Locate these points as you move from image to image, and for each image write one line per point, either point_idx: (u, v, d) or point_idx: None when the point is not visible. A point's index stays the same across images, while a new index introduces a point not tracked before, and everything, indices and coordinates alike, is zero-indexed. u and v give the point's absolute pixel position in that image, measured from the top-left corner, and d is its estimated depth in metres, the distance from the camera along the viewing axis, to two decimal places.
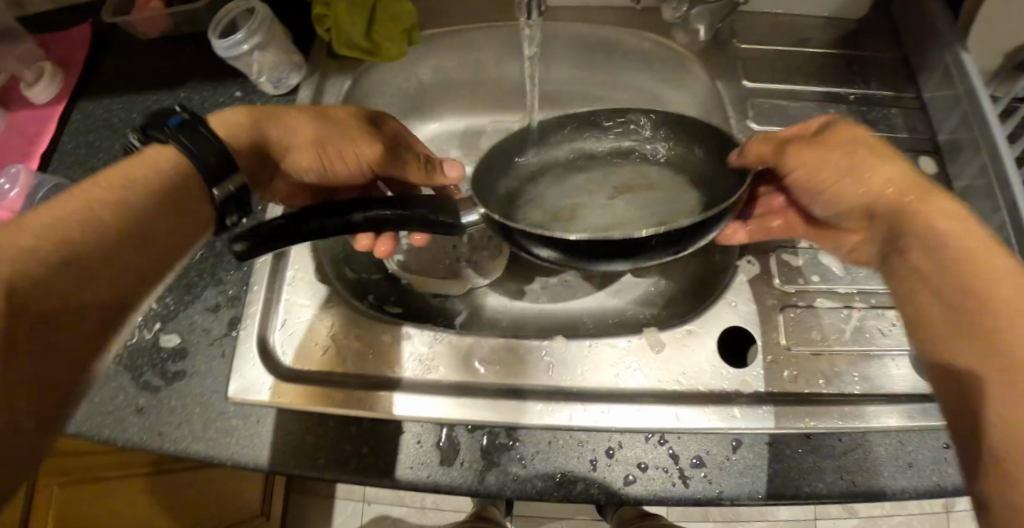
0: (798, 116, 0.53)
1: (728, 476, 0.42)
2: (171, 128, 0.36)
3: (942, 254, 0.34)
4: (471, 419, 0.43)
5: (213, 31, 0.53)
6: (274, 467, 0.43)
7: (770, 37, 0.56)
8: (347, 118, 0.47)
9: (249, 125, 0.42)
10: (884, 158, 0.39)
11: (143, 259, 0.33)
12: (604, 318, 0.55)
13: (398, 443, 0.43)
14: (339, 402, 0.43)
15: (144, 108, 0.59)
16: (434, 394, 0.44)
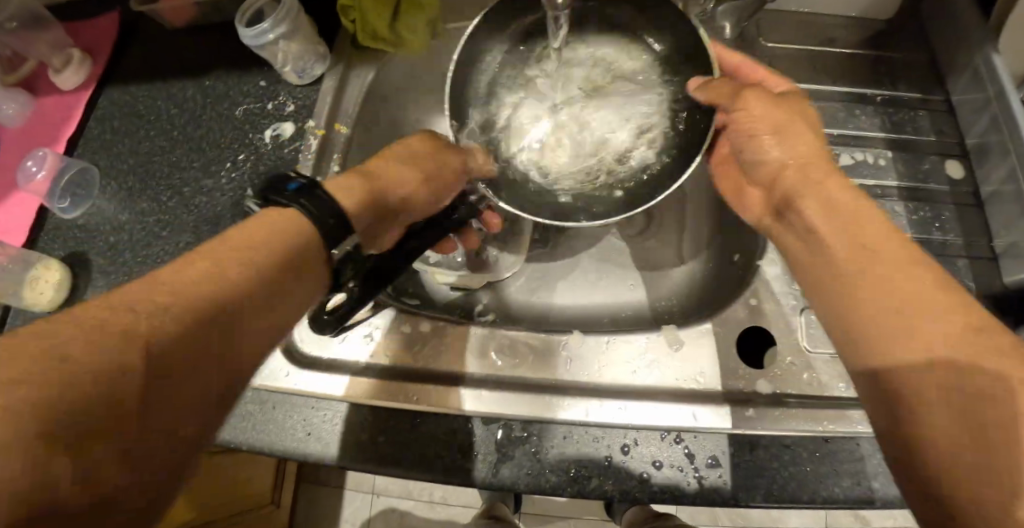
0: (822, 117, 0.52)
1: (745, 477, 0.41)
2: (291, 192, 0.34)
3: (867, 255, 0.34)
4: (498, 413, 0.43)
5: (240, 20, 0.53)
6: (288, 453, 0.43)
7: (795, 36, 0.56)
8: (426, 148, 0.46)
9: (362, 189, 0.38)
10: (797, 132, 0.41)
11: (259, 332, 0.30)
12: (621, 317, 0.55)
13: (411, 433, 0.43)
14: (381, 391, 0.45)
15: (170, 95, 0.60)
16: (473, 389, 0.44)
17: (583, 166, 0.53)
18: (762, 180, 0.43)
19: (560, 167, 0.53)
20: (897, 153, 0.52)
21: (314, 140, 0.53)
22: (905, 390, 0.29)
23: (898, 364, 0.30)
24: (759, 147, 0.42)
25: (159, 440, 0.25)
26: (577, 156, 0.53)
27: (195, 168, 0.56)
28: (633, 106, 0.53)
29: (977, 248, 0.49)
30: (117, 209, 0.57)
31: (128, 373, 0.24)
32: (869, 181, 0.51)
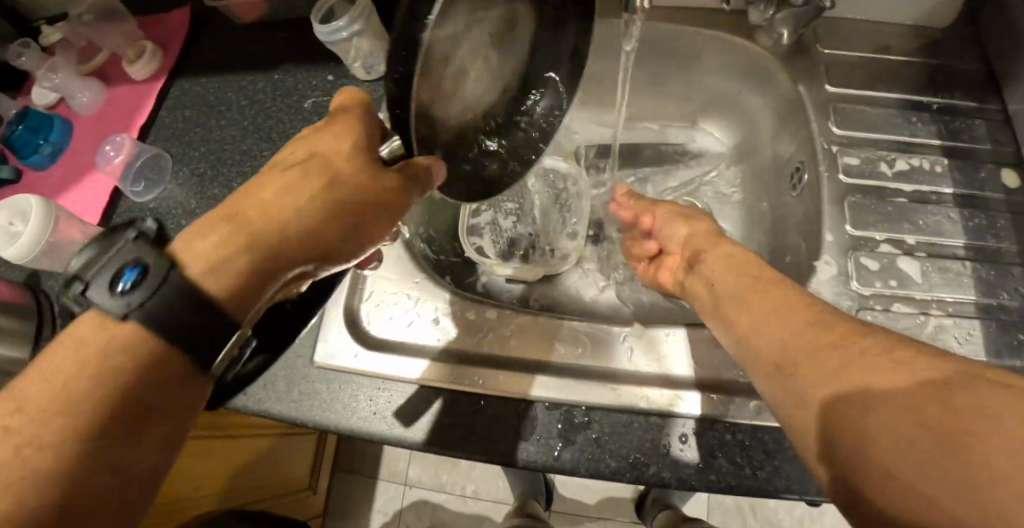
0: (880, 123, 0.53)
1: (799, 470, 0.42)
2: (128, 271, 0.32)
3: (749, 306, 0.40)
4: (574, 399, 0.44)
5: (314, 17, 0.55)
6: (357, 430, 0.45)
7: (853, 43, 0.57)
8: (329, 147, 0.38)
9: (213, 247, 0.34)
10: (689, 224, 0.52)
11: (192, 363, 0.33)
12: (669, 311, 0.57)
13: (479, 416, 0.45)
14: (443, 373, 0.46)
15: (239, 88, 0.63)
16: (540, 376, 0.45)
17: (469, 125, 0.43)
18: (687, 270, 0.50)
19: (447, 121, 0.39)
20: (952, 160, 0.52)
21: None
22: (872, 439, 0.29)
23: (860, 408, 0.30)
24: (670, 228, 0.53)
25: (115, 474, 0.31)
26: (471, 107, 0.42)
27: (263, 157, 0.59)
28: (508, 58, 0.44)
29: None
30: (187, 194, 0.59)
31: (98, 428, 0.31)
32: (925, 187, 0.51)
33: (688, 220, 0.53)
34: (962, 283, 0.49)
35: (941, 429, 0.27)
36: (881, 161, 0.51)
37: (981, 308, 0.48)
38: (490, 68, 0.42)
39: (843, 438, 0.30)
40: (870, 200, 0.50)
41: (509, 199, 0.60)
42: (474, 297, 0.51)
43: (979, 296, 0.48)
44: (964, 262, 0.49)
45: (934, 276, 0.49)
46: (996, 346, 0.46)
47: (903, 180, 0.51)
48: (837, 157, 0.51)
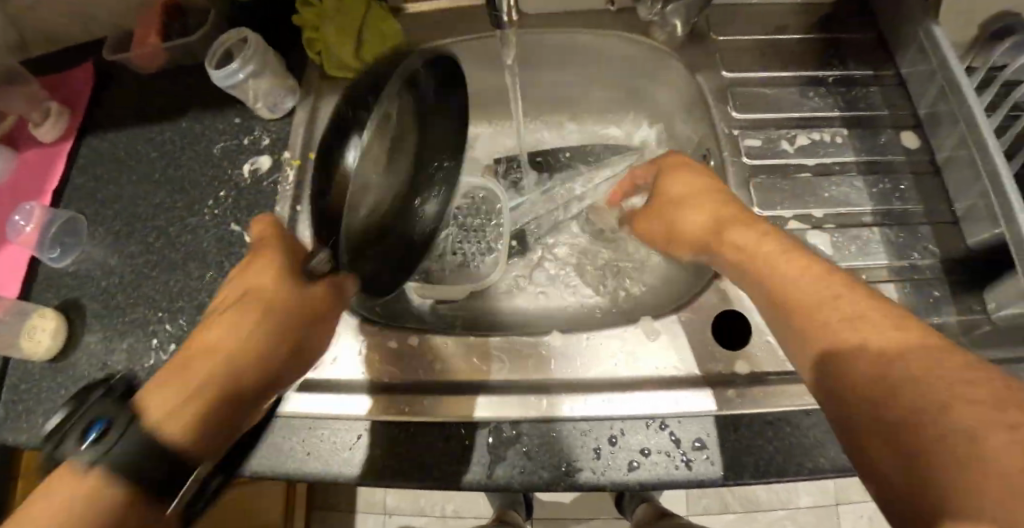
0: (778, 102, 0.54)
1: (729, 455, 0.42)
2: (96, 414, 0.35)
3: (827, 301, 0.35)
4: (500, 416, 0.44)
5: (209, 62, 0.55)
6: (292, 474, 0.44)
7: (747, 27, 0.58)
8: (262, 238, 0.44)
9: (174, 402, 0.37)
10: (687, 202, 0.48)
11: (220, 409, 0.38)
12: (603, 313, 0.56)
13: (409, 445, 0.44)
14: (373, 405, 0.45)
15: (148, 140, 0.62)
16: (468, 396, 0.46)
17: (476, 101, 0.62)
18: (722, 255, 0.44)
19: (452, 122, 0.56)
20: (851, 130, 0.53)
21: (291, 171, 0.55)
22: (892, 406, 0.28)
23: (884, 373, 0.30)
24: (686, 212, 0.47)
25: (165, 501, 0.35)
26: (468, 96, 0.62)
27: (178, 208, 0.58)
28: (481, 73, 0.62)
29: (940, 214, 0.51)
30: (105, 255, 0.58)
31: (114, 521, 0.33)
32: (827, 159, 0.52)
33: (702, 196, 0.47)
34: (875, 249, 0.50)
35: (937, 417, 0.27)
36: (781, 139, 0.52)
37: (895, 271, 0.49)
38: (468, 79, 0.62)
39: (859, 415, 0.30)
40: (774, 179, 0.51)
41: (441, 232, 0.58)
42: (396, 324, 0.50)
43: (893, 259, 0.50)
44: (874, 229, 0.50)
45: (846, 246, 0.50)
46: (911, 306, 0.48)
47: (805, 155, 0.52)
48: (739, 141, 0.52)
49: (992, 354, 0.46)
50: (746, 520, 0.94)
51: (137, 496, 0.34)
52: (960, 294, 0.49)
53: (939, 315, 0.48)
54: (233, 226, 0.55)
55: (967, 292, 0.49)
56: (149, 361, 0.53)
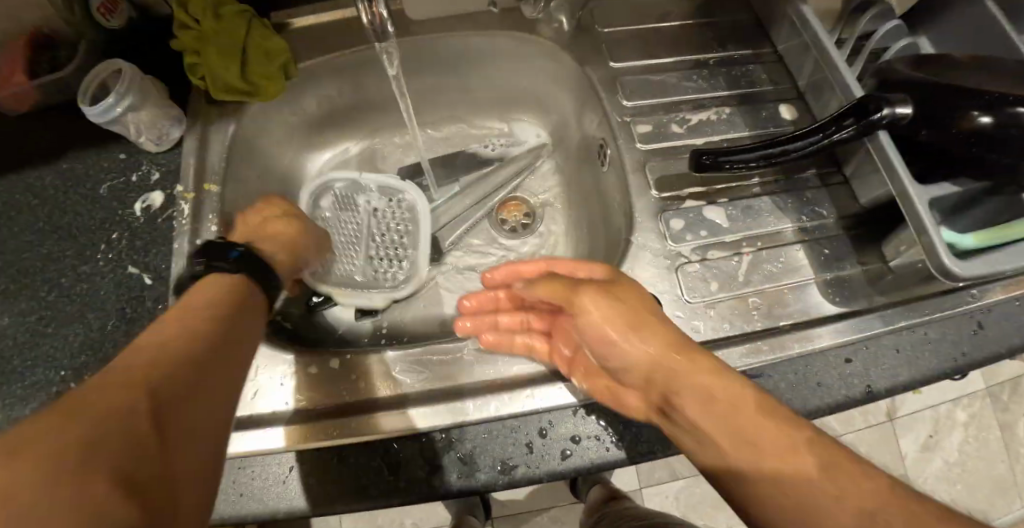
0: (665, 88, 0.56)
1: (654, 430, 0.45)
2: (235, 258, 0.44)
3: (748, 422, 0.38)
4: (444, 422, 0.45)
5: (82, 97, 0.52)
6: (254, 512, 0.43)
7: (631, 17, 0.59)
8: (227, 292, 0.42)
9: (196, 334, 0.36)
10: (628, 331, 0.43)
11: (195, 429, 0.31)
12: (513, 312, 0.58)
13: (360, 466, 0.44)
14: (296, 435, 0.45)
15: (27, 186, 0.58)
16: (407, 409, 0.46)
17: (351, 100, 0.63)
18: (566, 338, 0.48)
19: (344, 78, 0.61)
20: (740, 107, 0.56)
21: (185, 204, 0.53)
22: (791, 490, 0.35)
23: (692, 405, 0.40)
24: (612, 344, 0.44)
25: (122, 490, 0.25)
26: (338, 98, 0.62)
27: (67, 256, 0.54)
28: (578, 194, 0.62)
29: (831, 176, 0.56)
30: None
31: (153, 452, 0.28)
32: (716, 137, 0.54)
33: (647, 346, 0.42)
34: (767, 217, 0.53)
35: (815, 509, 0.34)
36: (672, 122, 0.54)
37: (795, 236, 0.53)
38: (338, 80, 0.60)
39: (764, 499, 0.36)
40: (666, 160, 0.53)
41: (100, 110, 0.50)
42: (321, 337, 0.55)
43: (793, 222, 0.54)
44: (763, 197, 0.54)
45: (741, 218, 0.53)
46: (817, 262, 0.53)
47: (696, 135, 0.54)
48: (632, 127, 0.54)
49: (885, 300, 0.51)
50: (694, 483, 1.00)
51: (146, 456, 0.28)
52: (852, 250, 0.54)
53: (836, 269, 0.53)
54: (131, 269, 0.52)
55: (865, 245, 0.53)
56: None
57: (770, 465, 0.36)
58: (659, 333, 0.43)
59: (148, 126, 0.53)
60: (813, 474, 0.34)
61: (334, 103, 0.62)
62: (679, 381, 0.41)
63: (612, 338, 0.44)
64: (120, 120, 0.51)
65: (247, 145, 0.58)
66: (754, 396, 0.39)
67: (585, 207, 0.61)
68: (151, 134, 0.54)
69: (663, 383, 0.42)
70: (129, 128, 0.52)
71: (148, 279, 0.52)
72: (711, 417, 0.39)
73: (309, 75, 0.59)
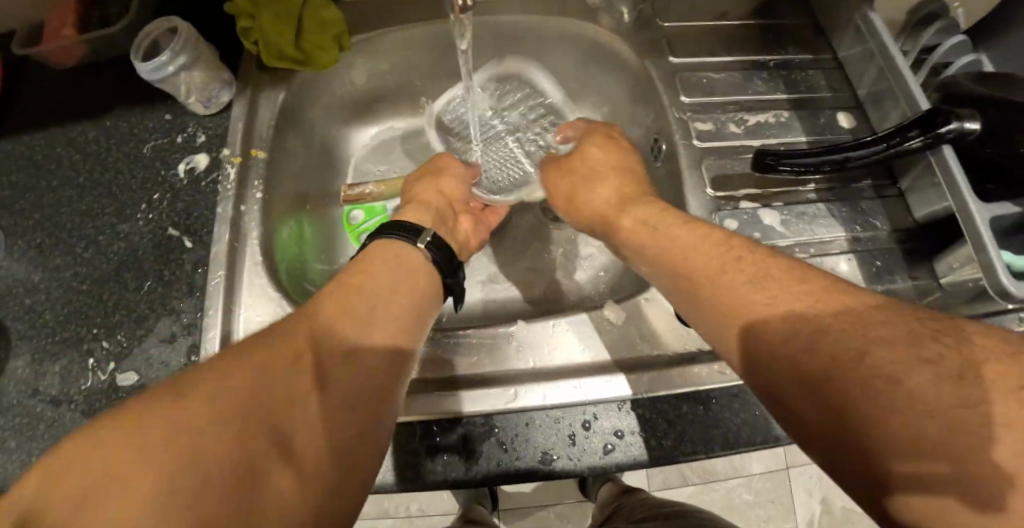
0: (724, 87, 0.55)
1: (699, 432, 0.44)
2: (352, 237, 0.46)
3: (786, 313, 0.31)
4: (484, 408, 0.44)
5: (134, 53, 0.51)
6: None
7: (691, 15, 0.59)
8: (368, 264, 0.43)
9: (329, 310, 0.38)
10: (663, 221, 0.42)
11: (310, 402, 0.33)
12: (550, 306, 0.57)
13: (395, 447, 0.43)
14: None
15: (69, 141, 0.57)
16: (448, 392, 0.45)
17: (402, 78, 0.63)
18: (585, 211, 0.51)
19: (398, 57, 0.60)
20: (797, 112, 0.55)
21: (231, 169, 0.52)
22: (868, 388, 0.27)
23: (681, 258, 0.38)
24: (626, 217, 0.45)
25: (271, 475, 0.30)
26: (388, 75, 0.62)
27: (106, 214, 0.53)
28: None
29: (885, 188, 0.54)
30: (27, 269, 0.53)
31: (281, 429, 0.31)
32: (772, 140, 0.54)
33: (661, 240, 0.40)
34: (819, 224, 0.52)
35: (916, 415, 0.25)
36: (729, 122, 0.54)
37: (848, 245, 0.52)
38: (392, 57, 0.60)
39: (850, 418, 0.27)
40: (721, 160, 0.53)
41: (152, 66, 0.48)
42: None
43: (846, 232, 0.52)
44: (817, 204, 0.53)
45: (795, 223, 0.52)
46: (870, 274, 0.51)
47: (753, 137, 0.54)
48: (689, 124, 0.54)
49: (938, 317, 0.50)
50: (705, 491, 0.99)
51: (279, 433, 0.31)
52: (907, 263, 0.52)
53: (892, 281, 0.51)
54: (170, 231, 0.51)
55: (921, 260, 0.52)
56: (86, 383, 0.49)
57: (780, 296, 0.32)
58: (659, 214, 0.43)
59: (197, 86, 0.52)
60: (819, 311, 0.30)
61: (386, 81, 0.62)
62: (675, 237, 0.39)
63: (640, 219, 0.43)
64: (170, 78, 0.50)
65: (297, 116, 0.58)
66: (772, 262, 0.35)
67: None
68: (200, 96, 0.52)
69: (669, 265, 0.39)
70: (178, 87, 0.51)
71: (187, 242, 0.51)
72: (726, 274, 0.35)
73: (360, 48, 0.58)
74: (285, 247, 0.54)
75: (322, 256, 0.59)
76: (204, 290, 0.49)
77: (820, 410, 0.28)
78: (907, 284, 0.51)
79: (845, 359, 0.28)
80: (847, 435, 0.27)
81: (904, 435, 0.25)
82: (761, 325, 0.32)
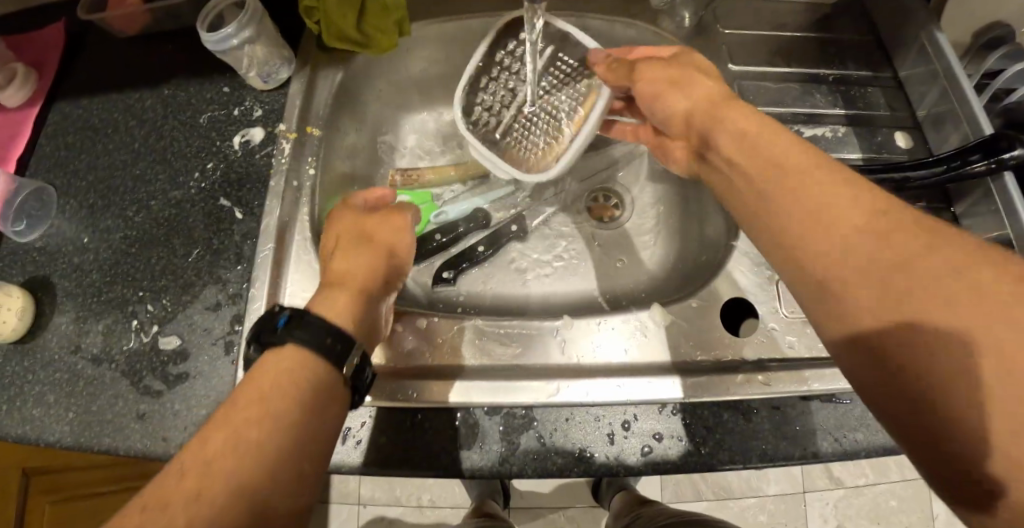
0: (782, 98, 0.55)
1: (739, 441, 0.44)
2: (280, 328, 0.38)
3: (823, 189, 0.32)
4: (524, 401, 0.44)
5: (200, 25, 0.51)
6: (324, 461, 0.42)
7: (752, 23, 0.58)
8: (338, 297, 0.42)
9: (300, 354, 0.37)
10: (709, 112, 0.41)
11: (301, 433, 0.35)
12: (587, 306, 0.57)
13: (435, 432, 0.44)
14: (379, 391, 0.44)
15: (127, 107, 0.58)
16: (491, 380, 0.45)
17: (459, 67, 0.63)
18: (673, 127, 0.46)
19: (457, 45, 0.60)
20: (854, 128, 0.55)
21: (286, 144, 0.52)
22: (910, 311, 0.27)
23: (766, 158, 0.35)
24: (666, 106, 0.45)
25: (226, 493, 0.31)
26: (445, 62, 0.62)
27: (159, 180, 0.54)
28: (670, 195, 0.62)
29: (940, 211, 0.53)
30: (78, 228, 0.54)
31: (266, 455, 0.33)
32: (828, 154, 0.53)
33: (717, 131, 0.40)
34: None
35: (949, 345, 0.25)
36: None
37: None
38: (450, 45, 0.60)
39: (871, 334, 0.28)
40: None
41: (217, 38, 0.49)
42: (408, 299, 0.55)
43: None
44: None
45: None
46: None
47: None
48: None
49: None
50: (718, 507, 0.98)
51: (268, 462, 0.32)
52: None
53: None
54: (221, 201, 0.52)
55: None
56: (129, 344, 0.49)
57: (837, 214, 0.30)
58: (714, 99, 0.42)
59: (259, 61, 0.52)
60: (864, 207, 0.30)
61: (440, 69, 0.62)
62: (733, 124, 0.39)
63: (696, 117, 0.42)
64: (233, 51, 0.51)
65: (352, 96, 0.58)
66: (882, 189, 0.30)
67: (679, 208, 0.60)
68: (261, 70, 0.53)
69: (705, 128, 0.41)
70: (239, 61, 0.52)
71: (238, 213, 0.51)
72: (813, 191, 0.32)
73: (419, 35, 0.58)
74: None
75: None
76: (251, 262, 0.49)
77: (851, 331, 0.29)
78: None
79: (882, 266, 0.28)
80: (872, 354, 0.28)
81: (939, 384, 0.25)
82: (800, 216, 0.32)
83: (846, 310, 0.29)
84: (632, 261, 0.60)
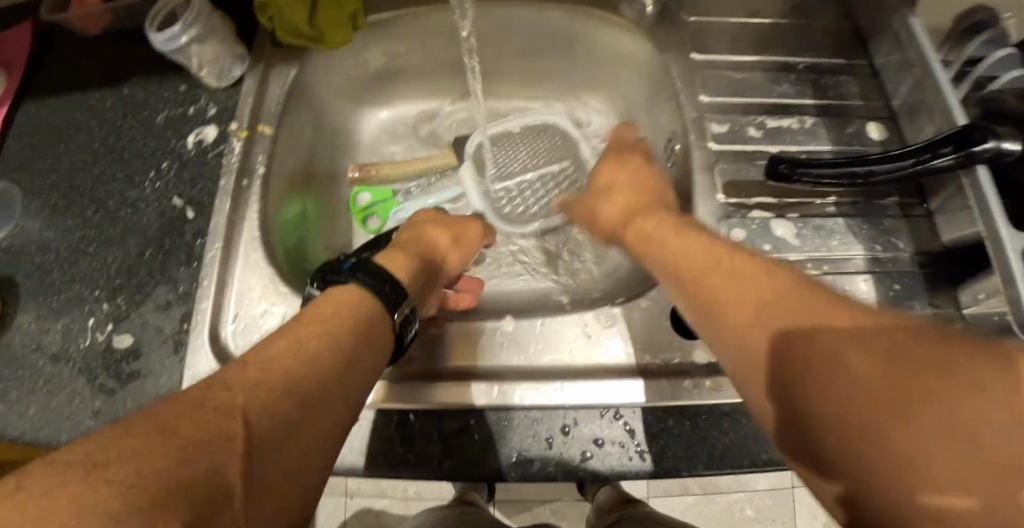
0: (747, 88, 0.53)
1: (684, 447, 0.42)
2: (344, 271, 0.41)
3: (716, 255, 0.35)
4: (464, 403, 0.43)
5: (150, 24, 0.51)
6: None
7: (719, 10, 0.56)
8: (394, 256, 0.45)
9: (356, 301, 0.39)
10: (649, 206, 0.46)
11: (318, 401, 0.33)
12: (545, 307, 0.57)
13: (371, 435, 0.43)
14: None
15: (89, 107, 0.58)
16: (433, 382, 0.44)
17: (422, 60, 0.62)
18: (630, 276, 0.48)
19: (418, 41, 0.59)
20: (824, 119, 0.52)
21: (238, 143, 0.52)
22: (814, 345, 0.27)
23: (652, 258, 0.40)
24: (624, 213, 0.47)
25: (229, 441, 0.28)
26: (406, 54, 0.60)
27: (117, 180, 0.54)
28: None
29: (913, 207, 0.51)
30: (41, 228, 0.55)
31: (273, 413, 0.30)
32: (796, 146, 0.51)
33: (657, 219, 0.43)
34: (838, 240, 0.49)
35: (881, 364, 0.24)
36: (749, 126, 0.51)
37: (869, 265, 0.49)
38: (409, 38, 0.59)
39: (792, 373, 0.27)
40: (738, 164, 0.50)
41: (165, 37, 0.49)
42: None
43: (868, 250, 0.49)
44: (837, 219, 0.50)
45: (810, 237, 0.49)
46: (887, 297, 0.48)
47: (773, 142, 0.51)
48: (706, 125, 0.51)
49: None
50: (705, 502, 0.96)
51: (278, 421, 0.30)
52: (932, 287, 0.48)
53: (910, 305, 0.48)
54: (175, 201, 0.52)
55: (944, 286, 0.48)
56: (85, 342, 0.50)
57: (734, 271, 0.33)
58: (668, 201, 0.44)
59: (213, 59, 0.52)
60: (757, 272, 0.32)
61: (403, 62, 0.61)
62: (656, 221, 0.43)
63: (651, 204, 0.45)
64: (184, 51, 0.51)
65: (309, 92, 0.57)
66: (758, 262, 0.33)
67: None
68: (214, 70, 0.53)
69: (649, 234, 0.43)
70: (191, 61, 0.52)
71: (191, 213, 0.51)
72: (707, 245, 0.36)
73: (377, 29, 0.57)
74: (287, 225, 0.54)
75: (324, 236, 0.59)
76: (202, 261, 0.50)
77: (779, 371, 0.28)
78: (927, 311, 0.47)
79: (781, 314, 0.29)
80: (797, 386, 0.27)
81: (874, 409, 0.24)
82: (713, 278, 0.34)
83: (771, 338, 0.29)
84: (596, 257, 0.59)
